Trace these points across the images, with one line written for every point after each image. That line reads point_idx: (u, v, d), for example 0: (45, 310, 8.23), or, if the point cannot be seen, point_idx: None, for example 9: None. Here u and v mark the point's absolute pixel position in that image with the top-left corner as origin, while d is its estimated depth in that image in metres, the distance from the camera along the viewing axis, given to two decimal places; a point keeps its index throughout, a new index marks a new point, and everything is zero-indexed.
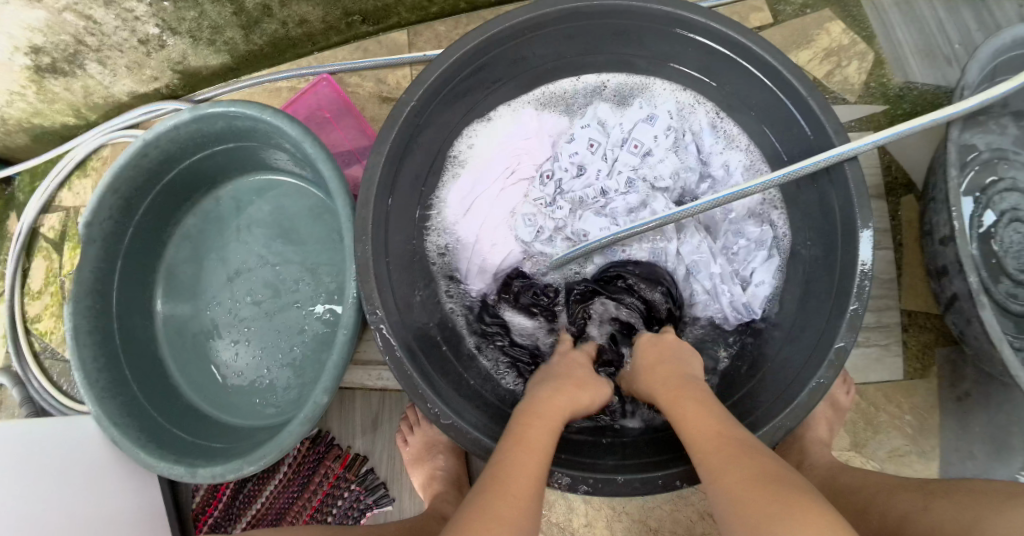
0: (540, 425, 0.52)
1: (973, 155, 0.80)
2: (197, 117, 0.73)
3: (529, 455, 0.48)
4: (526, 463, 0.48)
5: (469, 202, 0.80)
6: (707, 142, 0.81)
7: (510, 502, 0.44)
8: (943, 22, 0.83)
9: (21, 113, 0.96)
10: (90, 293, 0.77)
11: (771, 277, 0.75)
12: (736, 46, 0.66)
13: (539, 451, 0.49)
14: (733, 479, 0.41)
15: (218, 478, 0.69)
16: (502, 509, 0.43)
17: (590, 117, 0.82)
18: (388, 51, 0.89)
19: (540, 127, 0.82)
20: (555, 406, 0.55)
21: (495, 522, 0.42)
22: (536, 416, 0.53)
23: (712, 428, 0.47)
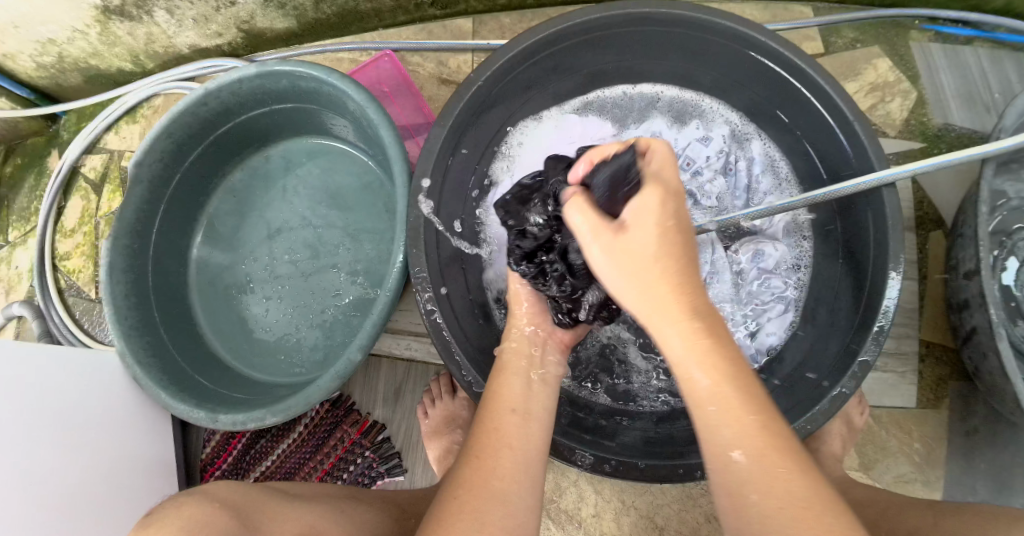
0: (499, 379, 0.55)
1: (1002, 201, 0.82)
2: (262, 73, 0.76)
3: (493, 411, 0.52)
4: (486, 420, 0.51)
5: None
6: (755, 172, 0.84)
7: (476, 463, 0.48)
8: (985, 70, 0.86)
9: (81, 53, 0.98)
10: (130, 233, 0.78)
11: (781, 332, 0.77)
12: (794, 70, 0.69)
13: (504, 400, 0.52)
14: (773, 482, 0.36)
15: (238, 426, 0.70)
16: (470, 473, 0.47)
17: (645, 128, 0.87)
18: (451, 36, 0.92)
19: (582, 132, 0.85)
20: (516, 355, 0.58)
21: (466, 483, 0.46)
22: (506, 373, 0.56)
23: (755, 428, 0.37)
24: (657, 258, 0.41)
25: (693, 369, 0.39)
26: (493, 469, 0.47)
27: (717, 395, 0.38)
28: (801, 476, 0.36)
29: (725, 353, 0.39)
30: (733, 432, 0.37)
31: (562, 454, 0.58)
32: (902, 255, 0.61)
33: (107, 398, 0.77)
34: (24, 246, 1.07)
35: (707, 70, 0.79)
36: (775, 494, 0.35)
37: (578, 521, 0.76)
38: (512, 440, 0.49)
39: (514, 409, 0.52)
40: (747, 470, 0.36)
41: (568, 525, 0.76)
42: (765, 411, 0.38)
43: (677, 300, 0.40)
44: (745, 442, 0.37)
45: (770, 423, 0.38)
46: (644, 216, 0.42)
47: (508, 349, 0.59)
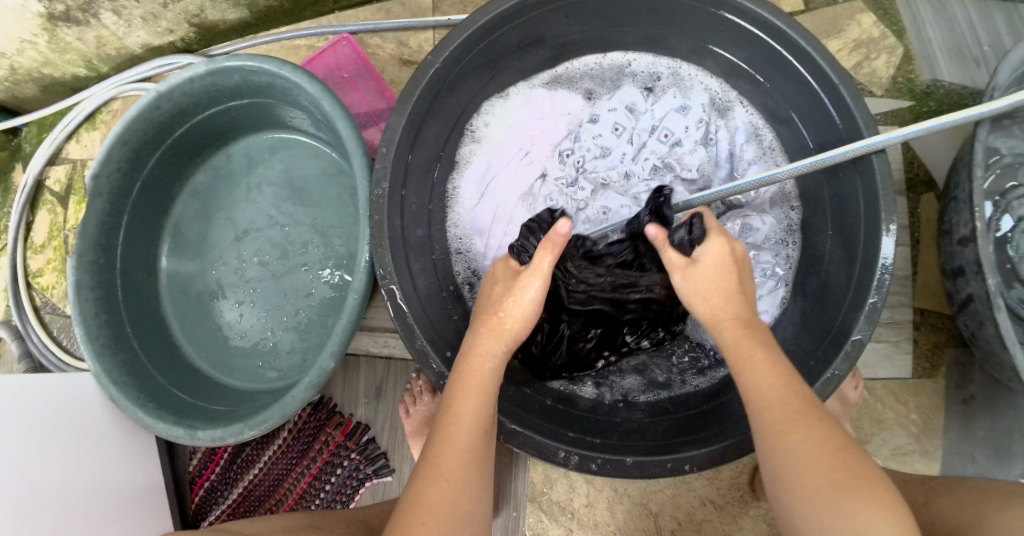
0: (463, 388, 0.47)
1: (995, 158, 0.78)
2: (213, 70, 0.72)
3: (457, 427, 0.45)
4: (451, 437, 0.44)
5: (487, 180, 0.79)
6: (739, 140, 0.79)
7: (441, 485, 0.42)
8: (973, 21, 0.81)
9: (32, 62, 0.94)
10: (94, 248, 0.76)
11: (774, 307, 0.73)
12: (773, 31, 0.64)
13: (472, 415, 0.45)
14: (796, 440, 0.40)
15: (218, 441, 0.68)
16: (434, 496, 0.42)
17: (617, 100, 0.81)
18: (411, 14, 0.88)
19: (553, 106, 0.81)
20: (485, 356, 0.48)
21: (428, 512, 0.41)
22: (474, 380, 0.47)
23: (778, 383, 0.43)
24: (723, 279, 0.49)
25: (738, 356, 0.45)
26: (459, 497, 0.42)
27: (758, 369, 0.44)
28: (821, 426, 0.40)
29: (766, 349, 0.45)
30: (763, 392, 0.43)
31: (542, 454, 0.56)
32: (894, 222, 0.58)
33: (87, 421, 0.75)
34: None
35: (680, 35, 0.75)
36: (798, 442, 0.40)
37: (570, 512, 0.75)
38: (478, 460, 0.44)
39: (479, 422, 0.45)
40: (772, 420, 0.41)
41: (561, 517, 0.75)
42: (788, 380, 0.43)
43: (730, 310, 0.48)
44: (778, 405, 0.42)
45: (794, 384, 0.43)
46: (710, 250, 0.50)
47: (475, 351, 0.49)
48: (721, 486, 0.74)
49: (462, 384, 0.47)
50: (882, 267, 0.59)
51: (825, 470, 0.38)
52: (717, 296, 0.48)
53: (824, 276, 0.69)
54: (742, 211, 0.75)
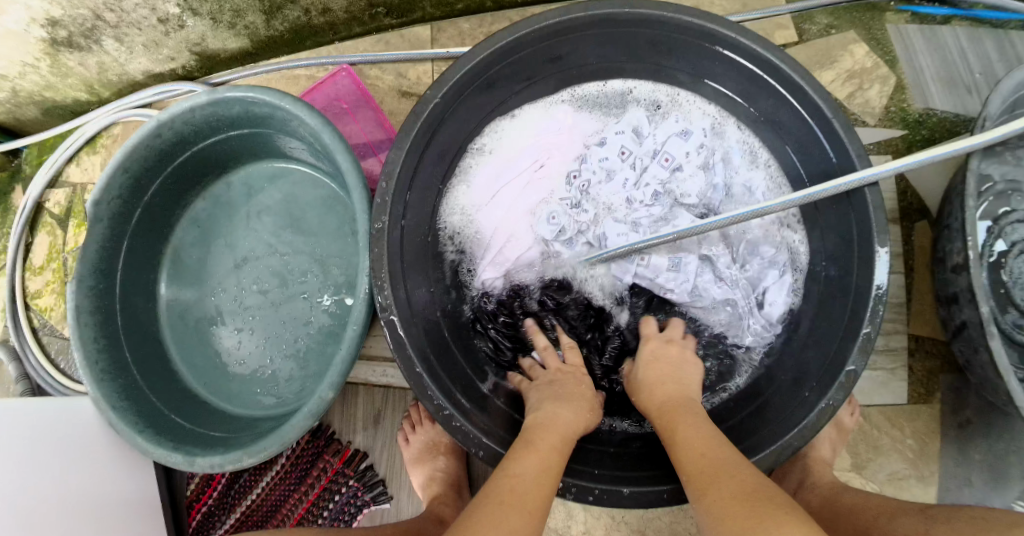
0: (552, 443, 0.54)
1: (988, 185, 0.79)
2: (214, 100, 0.73)
3: (546, 475, 0.50)
4: (539, 477, 0.50)
5: (492, 193, 0.80)
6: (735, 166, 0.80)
7: (524, 514, 0.46)
8: (964, 49, 0.82)
9: (33, 86, 0.95)
10: (94, 273, 0.76)
11: (784, 297, 0.73)
12: (769, 66, 0.65)
13: (550, 465, 0.52)
14: (716, 496, 0.44)
15: (216, 469, 0.68)
16: (515, 518, 0.45)
17: (625, 123, 0.81)
18: (410, 44, 0.89)
19: (573, 125, 0.83)
20: (562, 424, 0.57)
21: (509, 532, 0.44)
22: (552, 439, 0.55)
23: (699, 448, 0.51)
24: (655, 371, 0.64)
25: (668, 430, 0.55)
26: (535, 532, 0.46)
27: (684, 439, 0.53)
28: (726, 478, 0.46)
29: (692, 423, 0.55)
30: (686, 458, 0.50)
31: None
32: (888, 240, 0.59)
33: (85, 447, 0.75)
34: None
35: (675, 66, 0.76)
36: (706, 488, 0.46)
37: None
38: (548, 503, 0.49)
39: (558, 472, 0.52)
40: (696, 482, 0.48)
41: None
42: (712, 446, 0.51)
43: (662, 394, 0.61)
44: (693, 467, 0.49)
45: (715, 450, 0.50)
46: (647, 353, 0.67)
47: (570, 423, 0.58)
48: None
49: (552, 440, 0.55)
50: (876, 297, 0.59)
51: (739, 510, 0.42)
52: (657, 383, 0.62)
53: (820, 303, 0.69)
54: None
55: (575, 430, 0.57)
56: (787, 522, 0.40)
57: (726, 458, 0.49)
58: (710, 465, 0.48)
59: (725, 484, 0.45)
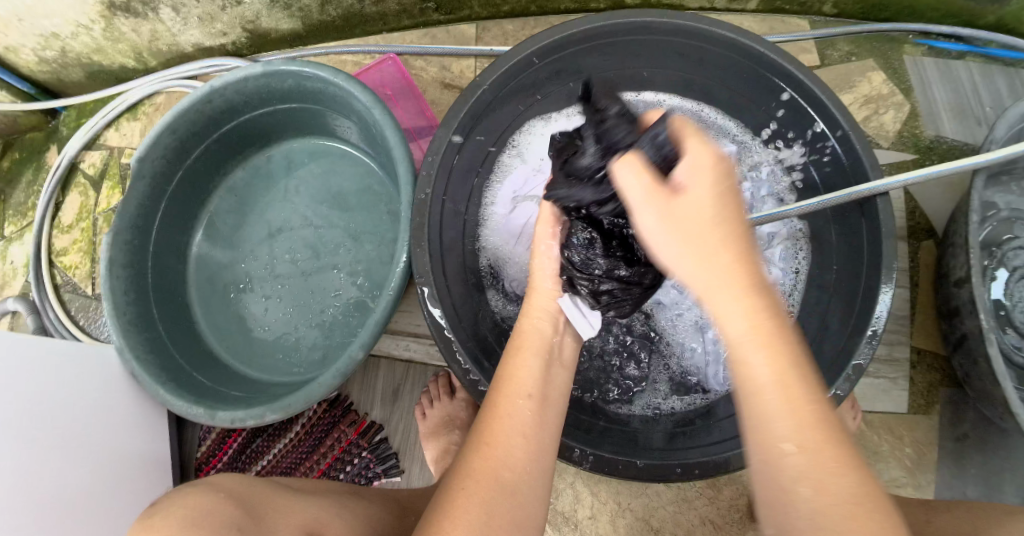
0: (512, 355, 0.54)
1: (993, 212, 0.85)
2: (268, 72, 0.76)
3: (500, 397, 0.50)
4: (498, 397, 0.51)
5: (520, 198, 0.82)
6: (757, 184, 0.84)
7: (486, 450, 0.48)
8: (977, 84, 0.88)
9: (84, 48, 0.98)
10: (131, 229, 0.78)
11: None
12: (792, 82, 0.70)
13: (517, 385, 0.51)
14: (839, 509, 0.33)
15: (237, 423, 0.70)
16: (478, 459, 0.47)
17: None
18: (454, 40, 0.94)
19: None
20: (530, 335, 0.55)
21: (476, 471, 0.47)
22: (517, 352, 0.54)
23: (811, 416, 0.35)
24: (717, 240, 0.38)
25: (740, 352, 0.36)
26: (503, 461, 0.47)
27: (761, 356, 0.36)
28: (853, 481, 0.34)
29: (795, 365, 0.36)
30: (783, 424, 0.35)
31: (560, 454, 0.59)
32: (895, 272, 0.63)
33: (104, 400, 0.76)
34: (20, 242, 1.06)
35: (712, 82, 0.80)
36: (824, 507, 0.34)
37: (574, 522, 0.76)
38: (523, 426, 0.49)
39: (525, 388, 0.51)
40: (795, 469, 0.35)
41: (564, 527, 0.76)
42: (821, 419, 0.35)
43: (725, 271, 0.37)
44: (798, 436, 0.35)
45: (823, 424, 0.35)
46: (704, 189, 0.39)
47: (523, 326, 0.56)
48: (721, 507, 0.76)
49: (516, 359, 0.53)
50: (870, 338, 0.62)
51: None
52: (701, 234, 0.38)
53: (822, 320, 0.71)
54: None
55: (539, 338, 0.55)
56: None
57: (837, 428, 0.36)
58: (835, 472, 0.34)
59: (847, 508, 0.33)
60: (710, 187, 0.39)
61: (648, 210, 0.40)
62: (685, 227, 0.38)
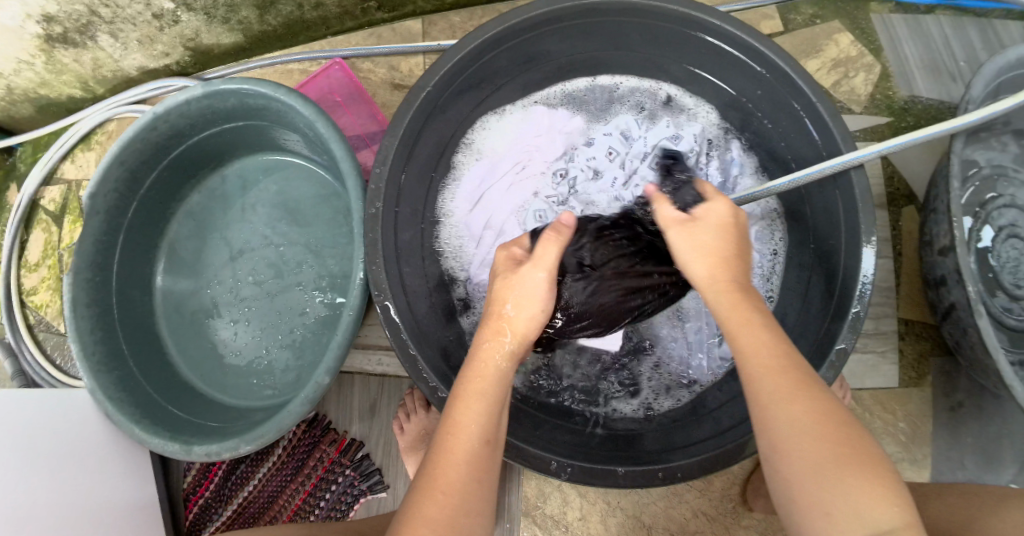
0: (466, 396, 0.47)
1: (974, 170, 0.81)
2: (209, 92, 0.73)
3: (455, 441, 0.45)
4: (450, 448, 0.45)
5: (478, 195, 0.81)
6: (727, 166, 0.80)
7: (438, 499, 0.43)
8: (948, 37, 0.84)
9: (28, 83, 0.95)
10: (90, 267, 0.76)
11: None
12: (751, 52, 0.66)
13: (470, 429, 0.46)
14: (802, 413, 0.40)
15: (213, 456, 0.68)
16: (428, 509, 0.43)
17: (613, 125, 0.83)
18: (402, 38, 0.90)
19: (551, 124, 0.83)
20: (490, 366, 0.49)
21: (424, 524, 0.42)
22: (471, 390, 0.47)
23: (777, 354, 0.43)
24: (722, 244, 0.49)
25: (735, 321, 0.45)
26: (458, 507, 0.43)
27: (744, 316, 0.45)
28: (822, 400, 0.40)
29: (761, 319, 0.45)
30: (763, 361, 0.43)
31: (535, 466, 0.57)
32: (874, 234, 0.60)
33: (83, 443, 0.75)
34: None
35: (668, 59, 0.77)
36: (794, 420, 0.40)
37: (565, 525, 0.75)
38: (478, 470, 0.45)
39: (480, 432, 0.46)
40: (772, 389, 0.41)
41: (556, 530, 0.75)
42: (786, 348, 0.44)
43: (721, 268, 0.48)
44: (768, 367, 0.42)
45: (790, 357, 0.43)
46: (715, 213, 0.51)
47: (477, 357, 0.49)
48: (713, 498, 0.75)
49: (470, 397, 0.47)
50: (853, 322, 0.59)
51: (826, 447, 0.38)
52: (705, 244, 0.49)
53: (807, 303, 0.69)
54: None
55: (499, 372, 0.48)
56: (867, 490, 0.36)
57: (801, 361, 0.44)
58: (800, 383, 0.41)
59: (816, 405, 0.40)
60: (721, 211, 0.51)
61: (669, 217, 0.53)
62: (697, 235, 0.50)
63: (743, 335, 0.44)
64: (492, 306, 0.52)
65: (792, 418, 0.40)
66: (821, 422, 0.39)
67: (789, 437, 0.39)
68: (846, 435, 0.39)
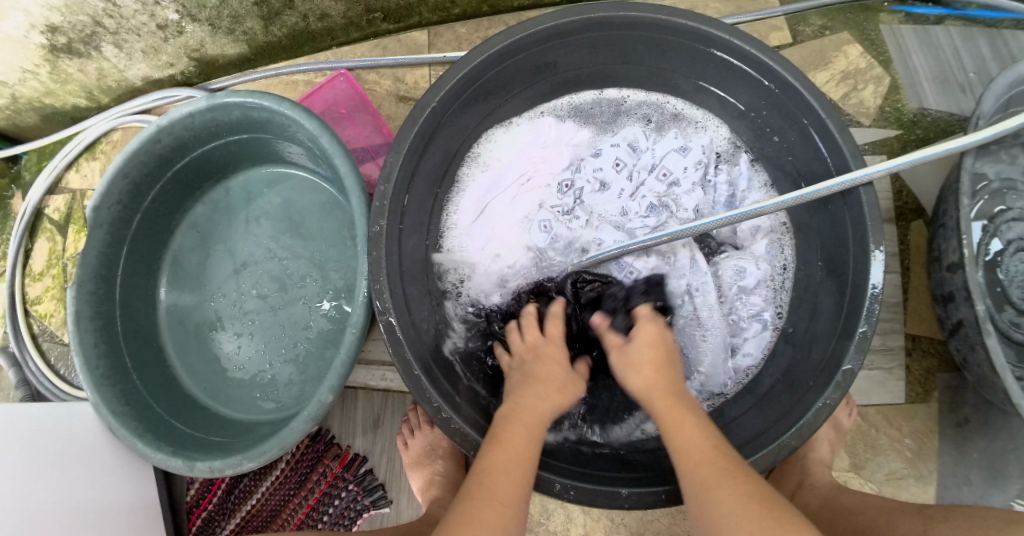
0: (514, 429, 0.54)
1: (983, 184, 0.80)
2: (213, 105, 0.73)
3: (509, 463, 0.51)
4: (507, 472, 0.50)
5: (484, 205, 0.80)
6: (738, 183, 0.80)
7: (494, 508, 0.48)
8: (958, 49, 0.83)
9: (33, 93, 0.95)
10: (94, 279, 0.76)
11: (758, 350, 0.74)
12: (760, 68, 0.66)
13: (518, 454, 0.52)
14: (731, 494, 0.46)
15: (216, 473, 0.68)
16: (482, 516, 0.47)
17: (620, 137, 0.82)
18: (407, 48, 0.90)
19: (558, 136, 0.82)
20: (538, 410, 0.56)
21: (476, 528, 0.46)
22: (521, 424, 0.55)
23: (706, 443, 0.50)
24: (651, 357, 0.60)
25: (670, 423, 0.53)
26: (503, 518, 0.47)
27: (677, 415, 0.53)
28: (745, 482, 0.47)
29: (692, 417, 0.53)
30: (694, 452, 0.50)
31: (539, 487, 0.57)
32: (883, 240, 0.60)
33: (86, 455, 0.75)
34: None
35: (673, 72, 0.76)
36: (726, 501, 0.46)
37: None
38: (524, 491, 0.50)
39: (527, 460, 0.52)
40: (702, 478, 0.48)
41: None
42: (715, 440, 0.51)
43: (654, 378, 0.58)
44: (698, 457, 0.49)
45: (719, 447, 0.50)
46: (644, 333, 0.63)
47: (531, 405, 0.57)
48: None
49: (518, 429, 0.54)
50: (861, 340, 0.59)
51: (757, 521, 0.44)
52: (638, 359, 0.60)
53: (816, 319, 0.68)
54: (735, 253, 0.76)
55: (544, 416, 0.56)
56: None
57: (728, 449, 0.51)
58: (724, 466, 0.48)
59: (739, 488, 0.46)
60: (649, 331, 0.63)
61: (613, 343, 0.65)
62: (630, 351, 0.62)
63: (674, 430, 0.52)
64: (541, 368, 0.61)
65: (726, 501, 0.46)
66: (753, 498, 0.45)
67: (726, 517, 0.45)
68: (774, 508, 0.45)
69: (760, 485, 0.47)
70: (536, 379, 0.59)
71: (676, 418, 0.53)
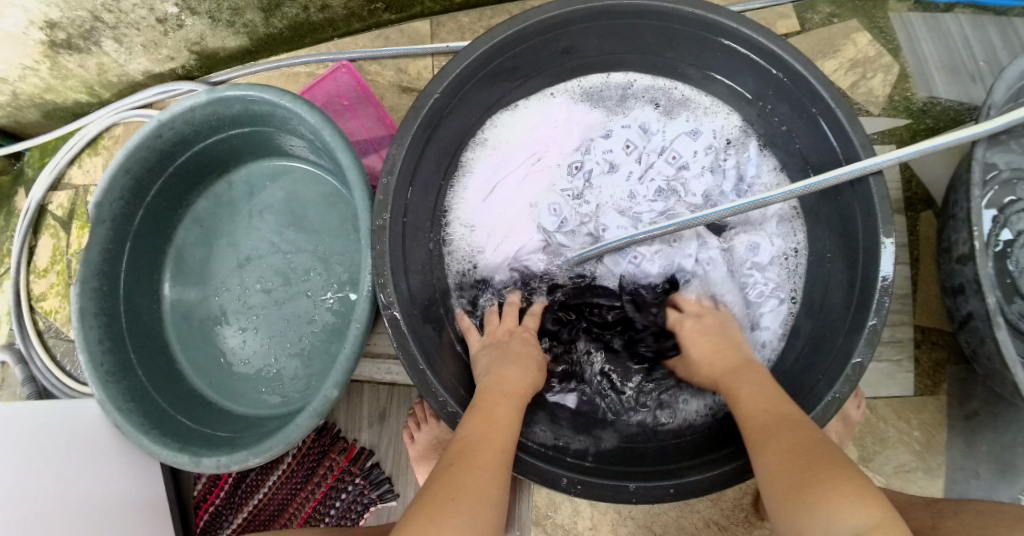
0: (495, 400, 0.55)
1: (993, 174, 0.79)
2: (213, 99, 0.72)
3: (491, 429, 0.51)
4: (490, 437, 0.51)
5: (491, 187, 0.79)
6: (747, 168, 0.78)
7: (478, 472, 0.47)
8: (968, 36, 0.82)
9: (34, 89, 0.95)
10: (97, 275, 0.76)
11: (778, 323, 0.73)
12: (769, 55, 0.64)
13: (502, 422, 0.53)
14: (776, 448, 0.47)
15: (223, 468, 0.68)
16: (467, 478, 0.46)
17: (631, 118, 0.81)
18: (409, 40, 0.89)
19: (568, 118, 0.81)
20: (515, 382, 0.59)
21: (462, 488, 0.45)
22: (503, 395, 0.56)
23: (760, 406, 0.52)
24: (703, 351, 0.64)
25: (730, 395, 0.56)
26: (490, 480, 0.47)
27: (736, 386, 0.56)
28: (794, 435, 0.47)
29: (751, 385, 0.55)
30: (748, 416, 0.52)
31: (545, 482, 0.56)
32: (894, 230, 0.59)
33: (91, 452, 0.75)
34: None
35: (679, 59, 0.75)
36: (768, 455, 0.47)
37: None
38: (506, 456, 0.50)
39: (508, 428, 0.53)
40: (753, 437, 0.49)
41: None
42: (772, 401, 0.52)
43: (717, 362, 0.61)
44: (751, 420, 0.51)
45: (774, 407, 0.51)
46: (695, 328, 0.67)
47: (510, 379, 0.59)
48: (725, 508, 0.74)
49: (500, 399, 0.56)
50: (871, 333, 0.58)
51: (792, 472, 0.44)
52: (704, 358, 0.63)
53: (826, 310, 0.67)
54: (747, 229, 0.76)
55: (524, 388, 0.59)
56: (833, 490, 0.40)
57: (789, 407, 0.51)
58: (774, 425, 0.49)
59: (785, 442, 0.47)
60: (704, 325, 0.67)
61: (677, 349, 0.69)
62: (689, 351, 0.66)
63: (737, 400, 0.55)
64: (512, 348, 0.64)
65: (769, 456, 0.47)
66: (794, 451, 0.46)
67: (768, 472, 0.46)
68: (818, 458, 0.44)
69: (814, 438, 0.46)
70: (516, 354, 0.63)
71: (734, 391, 0.56)
